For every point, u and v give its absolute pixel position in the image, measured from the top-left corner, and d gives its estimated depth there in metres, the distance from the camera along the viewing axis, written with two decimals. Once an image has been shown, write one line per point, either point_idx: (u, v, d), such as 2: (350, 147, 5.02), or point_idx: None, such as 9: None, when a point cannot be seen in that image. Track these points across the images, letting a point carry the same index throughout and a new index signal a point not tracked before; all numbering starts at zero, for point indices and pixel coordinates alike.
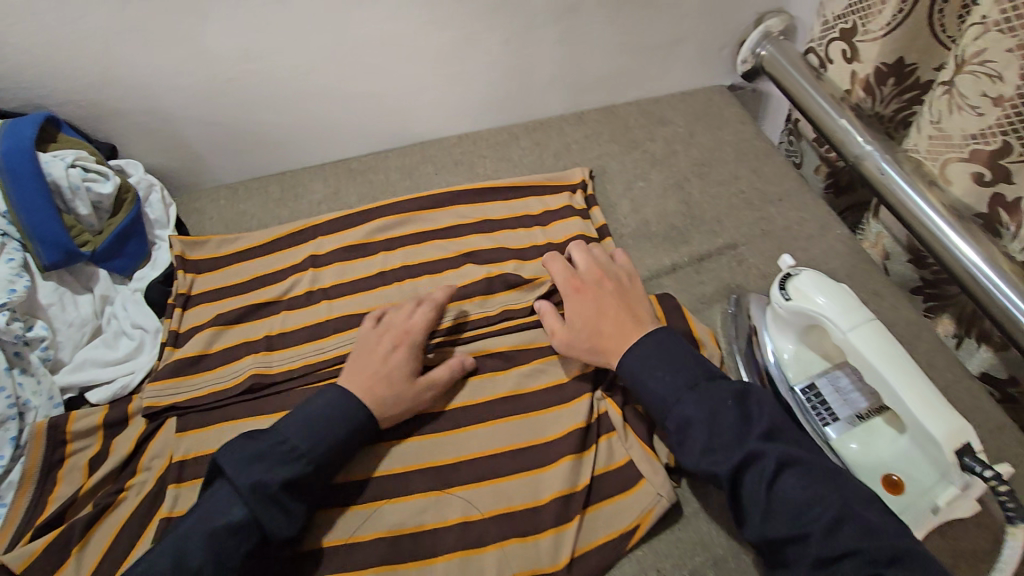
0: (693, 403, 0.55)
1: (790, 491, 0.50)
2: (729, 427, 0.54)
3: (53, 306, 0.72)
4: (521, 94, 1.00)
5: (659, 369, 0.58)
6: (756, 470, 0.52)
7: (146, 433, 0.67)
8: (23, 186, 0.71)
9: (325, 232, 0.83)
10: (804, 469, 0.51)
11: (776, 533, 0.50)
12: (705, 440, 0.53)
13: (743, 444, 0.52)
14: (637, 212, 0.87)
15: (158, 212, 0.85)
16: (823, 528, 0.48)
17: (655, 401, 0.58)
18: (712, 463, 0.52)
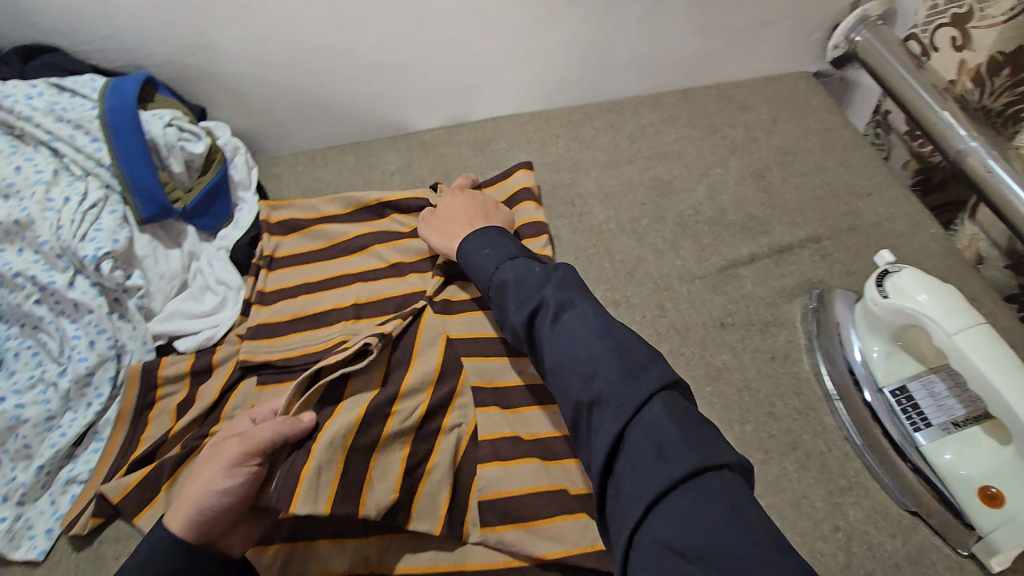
0: (513, 268, 0.62)
1: (580, 332, 0.55)
2: (530, 284, 0.60)
3: (148, 258, 0.76)
4: (596, 74, 0.98)
5: (487, 247, 0.66)
6: (543, 312, 0.58)
7: (229, 382, 0.70)
8: (126, 141, 0.74)
9: (405, 209, 0.85)
10: (582, 309, 0.57)
11: (552, 356, 0.55)
12: (512, 295, 0.60)
13: (536, 293, 0.59)
14: (713, 199, 0.83)
15: (242, 174, 0.88)
16: (596, 360, 0.53)
17: (480, 277, 0.65)
18: (513, 311, 0.59)
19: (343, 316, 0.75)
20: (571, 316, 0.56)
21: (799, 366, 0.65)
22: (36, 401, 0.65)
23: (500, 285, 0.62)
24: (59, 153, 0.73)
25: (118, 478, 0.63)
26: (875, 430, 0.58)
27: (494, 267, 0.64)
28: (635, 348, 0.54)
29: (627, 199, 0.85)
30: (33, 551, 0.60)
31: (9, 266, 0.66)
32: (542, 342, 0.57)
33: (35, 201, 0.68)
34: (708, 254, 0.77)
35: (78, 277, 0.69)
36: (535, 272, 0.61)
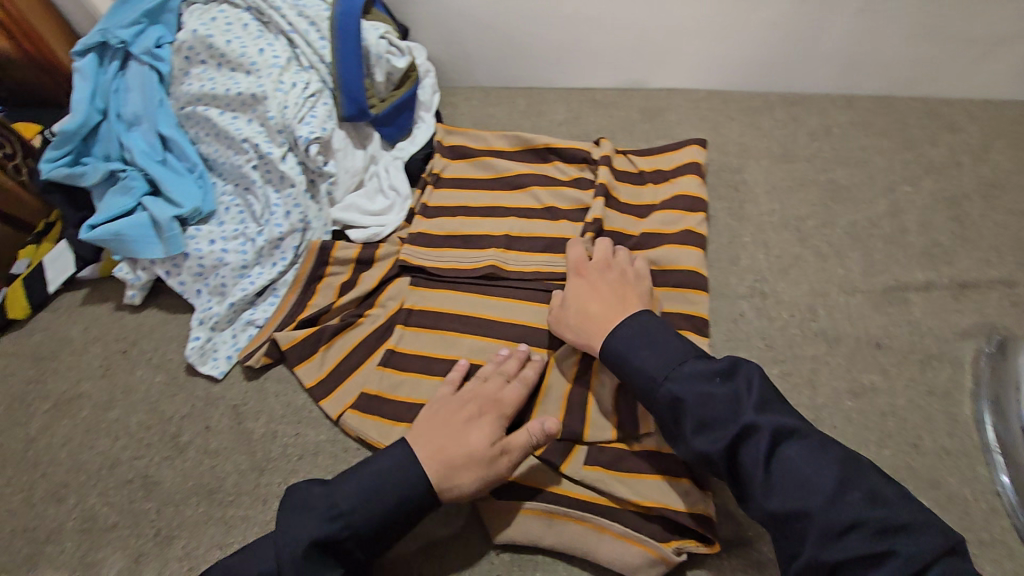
0: (691, 381, 0.52)
1: (813, 474, 0.45)
2: (721, 405, 0.50)
3: (340, 152, 0.84)
4: (791, 63, 0.93)
5: (642, 350, 0.56)
6: (750, 446, 0.48)
7: (387, 276, 0.78)
8: (346, 44, 0.82)
9: (567, 157, 0.88)
10: (803, 444, 0.46)
11: (778, 508, 0.45)
12: (694, 416, 0.51)
13: (734, 418, 0.49)
14: (896, 216, 0.77)
15: (427, 95, 0.95)
16: (830, 503, 0.43)
17: (639, 385, 0.55)
18: (694, 438, 0.50)
19: (495, 242, 0.80)
20: (793, 447, 0.47)
21: (958, 407, 0.60)
22: (237, 250, 0.77)
23: (679, 410, 0.52)
24: (292, 44, 0.83)
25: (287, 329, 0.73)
26: None
27: (661, 373, 0.54)
28: (866, 472, 0.45)
29: (797, 197, 0.82)
30: (216, 369, 0.71)
31: (241, 132, 0.78)
32: (749, 480, 0.47)
33: (270, 80, 0.79)
34: (877, 270, 0.72)
35: (289, 153, 0.78)
36: (717, 385, 0.51)
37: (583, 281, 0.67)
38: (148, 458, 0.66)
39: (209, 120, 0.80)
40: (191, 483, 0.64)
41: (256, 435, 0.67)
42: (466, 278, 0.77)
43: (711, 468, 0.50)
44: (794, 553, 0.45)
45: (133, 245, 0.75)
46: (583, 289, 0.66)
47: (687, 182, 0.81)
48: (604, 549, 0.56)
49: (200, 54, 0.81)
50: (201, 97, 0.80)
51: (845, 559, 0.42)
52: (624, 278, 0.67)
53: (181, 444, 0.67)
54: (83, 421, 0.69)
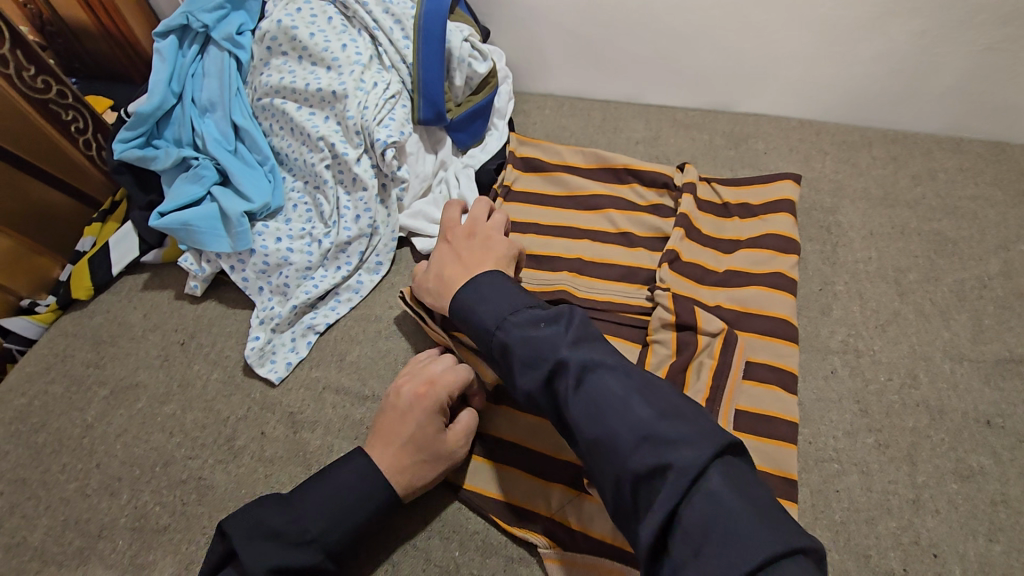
0: (522, 326, 0.50)
1: (614, 399, 0.44)
2: (540, 340, 0.48)
3: (413, 157, 0.81)
4: (897, 98, 0.86)
5: (484, 300, 0.54)
6: (565, 379, 0.46)
7: None
8: (430, 45, 0.79)
9: (648, 180, 0.82)
10: (603, 371, 0.45)
11: (584, 433, 0.44)
12: (521, 360, 0.49)
13: (553, 352, 0.47)
14: (1009, 278, 0.71)
15: (502, 102, 0.91)
16: (628, 419, 0.43)
17: (481, 333, 0.53)
18: (522, 376, 0.48)
19: (567, 266, 0.76)
20: (602, 374, 0.45)
21: None
22: (302, 250, 0.75)
23: (507, 346, 0.50)
24: (376, 41, 0.80)
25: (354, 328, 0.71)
26: None
27: (500, 317, 0.52)
28: (665, 409, 0.43)
29: (896, 246, 0.75)
30: (273, 374, 0.69)
31: (317, 129, 0.76)
32: (567, 412, 0.46)
33: (352, 78, 0.76)
34: (987, 337, 0.66)
35: (364, 156, 0.75)
36: (545, 326, 0.49)
37: (447, 246, 0.66)
38: (202, 459, 0.64)
39: (286, 114, 0.77)
40: (244, 491, 0.62)
41: (312, 448, 0.64)
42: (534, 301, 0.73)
43: (540, 406, 0.49)
44: (602, 476, 0.43)
45: (200, 237, 0.73)
46: (447, 256, 0.64)
47: (776, 220, 0.76)
48: None
49: (282, 45, 0.78)
50: (279, 89, 0.78)
51: (641, 469, 0.40)
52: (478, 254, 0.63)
53: (235, 449, 0.65)
54: (139, 413, 0.68)
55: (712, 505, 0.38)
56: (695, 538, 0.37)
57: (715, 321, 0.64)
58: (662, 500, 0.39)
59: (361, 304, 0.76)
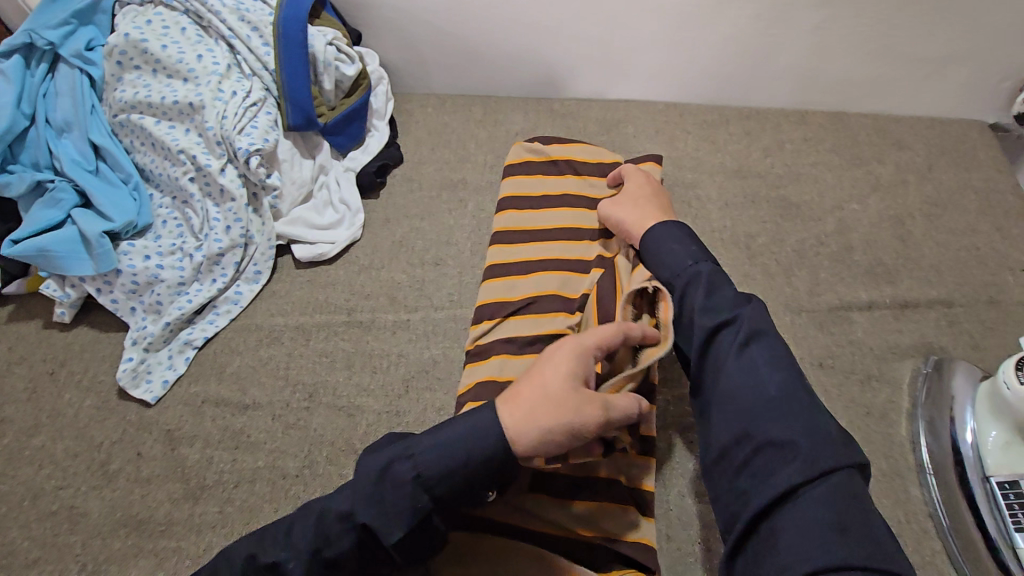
0: (719, 290, 0.55)
1: (768, 374, 0.49)
2: (721, 296, 0.54)
3: (286, 163, 0.81)
4: (746, 78, 0.93)
5: (678, 245, 0.60)
6: (732, 335, 0.52)
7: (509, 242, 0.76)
8: (292, 51, 0.79)
9: (534, 140, 0.86)
10: (770, 343, 0.51)
11: (725, 385, 0.50)
12: (702, 305, 0.54)
13: (732, 309, 0.53)
14: (843, 234, 0.78)
15: (380, 103, 0.92)
16: (770, 398, 0.47)
17: (665, 269, 0.59)
18: (697, 317, 0.53)
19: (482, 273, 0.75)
20: (771, 348, 0.50)
21: (894, 428, 0.61)
22: (174, 266, 0.74)
23: (693, 284, 0.56)
24: (234, 49, 0.79)
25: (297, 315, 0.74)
26: (967, 518, 0.54)
27: (687, 266, 0.58)
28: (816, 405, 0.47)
29: (748, 213, 0.82)
30: (149, 394, 0.68)
31: (177, 142, 0.75)
32: (718, 365, 0.51)
33: (208, 88, 0.75)
34: (822, 289, 0.73)
35: (229, 165, 0.75)
36: (732, 292, 0.55)
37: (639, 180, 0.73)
38: (74, 487, 0.63)
39: (144, 129, 0.76)
40: (119, 513, 0.61)
41: (190, 462, 0.64)
42: (473, 320, 0.70)
43: (688, 348, 0.54)
44: (721, 430, 0.49)
45: (61, 261, 0.71)
46: (637, 208, 0.69)
47: None
48: None
49: (133, 59, 0.76)
50: (135, 104, 0.76)
51: (763, 443, 0.46)
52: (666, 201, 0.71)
53: (110, 472, 0.63)
54: (5, 450, 0.66)
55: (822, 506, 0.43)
56: (793, 522, 0.43)
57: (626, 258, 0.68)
58: (768, 487, 0.44)
59: (241, 315, 0.75)
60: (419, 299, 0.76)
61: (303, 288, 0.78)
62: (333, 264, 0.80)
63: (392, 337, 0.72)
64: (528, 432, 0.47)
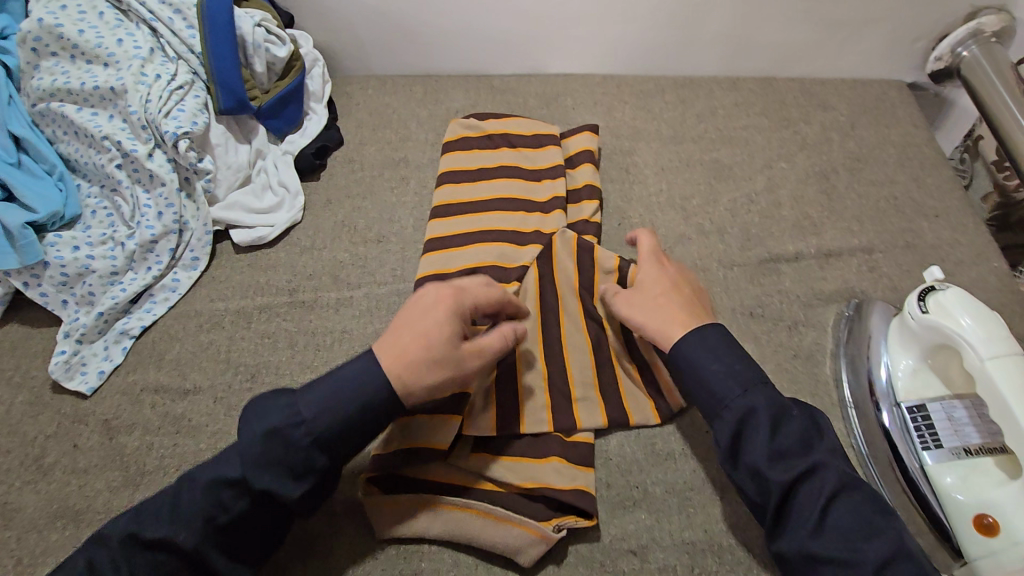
0: (783, 428, 0.50)
1: (864, 527, 0.46)
2: (788, 434, 0.50)
3: (220, 148, 0.80)
4: (678, 47, 0.96)
5: (715, 360, 0.54)
6: (810, 484, 0.48)
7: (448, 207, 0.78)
8: (217, 33, 0.78)
9: (471, 117, 0.87)
10: (861, 496, 0.48)
11: (821, 550, 0.46)
12: (770, 449, 0.49)
13: (806, 453, 0.49)
14: (772, 191, 0.81)
15: (317, 85, 0.91)
16: (877, 559, 0.44)
17: (712, 397, 0.53)
18: (766, 464, 0.49)
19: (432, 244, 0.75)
20: (855, 495, 0.48)
21: (819, 368, 0.64)
22: (105, 256, 0.72)
23: (750, 421, 0.50)
24: (157, 33, 0.78)
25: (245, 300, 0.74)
26: (882, 442, 0.57)
27: (738, 388, 0.52)
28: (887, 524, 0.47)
29: (683, 176, 0.84)
30: (84, 385, 0.67)
31: (101, 129, 0.73)
32: (803, 517, 0.47)
33: (130, 73, 0.73)
34: (753, 244, 0.75)
35: (157, 150, 0.74)
36: (794, 422, 0.51)
37: (660, 273, 0.61)
38: (7, 483, 0.61)
39: (65, 117, 0.73)
40: (56, 505, 0.60)
41: (130, 450, 0.63)
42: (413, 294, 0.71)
43: (762, 496, 0.49)
44: None
45: None
46: (673, 300, 0.59)
47: (577, 169, 0.81)
48: (484, 536, 0.54)
49: (49, 46, 0.74)
50: (54, 92, 0.73)
51: None
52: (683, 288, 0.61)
53: (45, 466, 0.62)
54: None
55: None
56: None
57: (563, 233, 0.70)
58: None
59: (179, 303, 0.74)
60: (363, 276, 0.76)
61: (244, 272, 0.77)
62: (273, 247, 0.79)
63: (335, 314, 0.72)
64: (400, 362, 0.52)
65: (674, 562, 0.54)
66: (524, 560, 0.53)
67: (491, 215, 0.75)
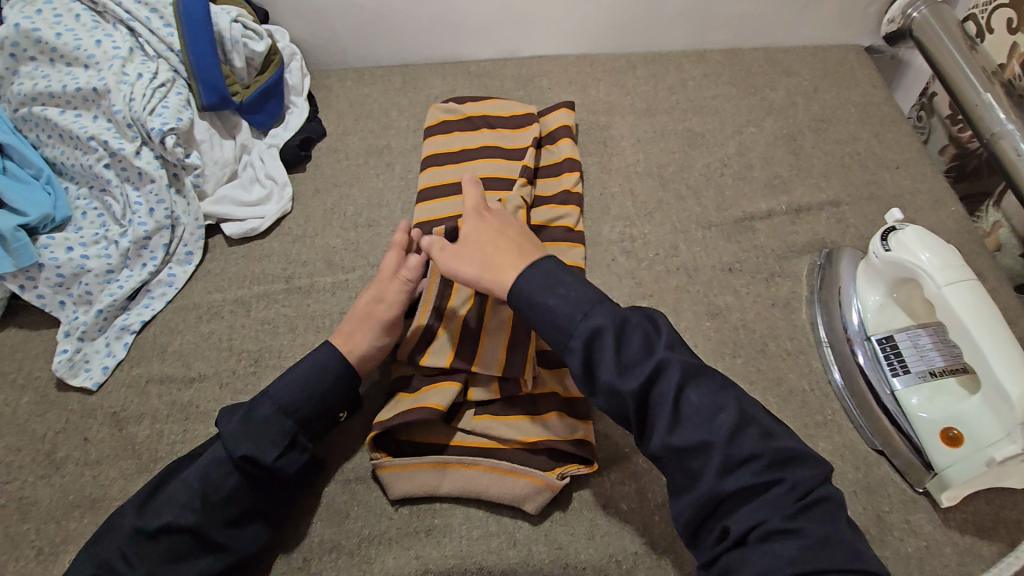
0: (633, 342, 0.50)
1: (698, 403, 0.48)
2: (638, 343, 0.49)
3: (205, 143, 0.81)
4: (646, 23, 0.99)
5: (559, 285, 0.53)
6: (663, 382, 0.48)
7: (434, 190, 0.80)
8: (195, 30, 0.79)
9: (449, 101, 0.90)
10: (704, 379, 0.49)
11: (679, 442, 0.47)
12: (617, 357, 0.49)
13: (650, 355, 0.49)
14: (743, 154, 0.85)
15: (296, 79, 0.93)
16: (726, 440, 0.46)
17: (562, 324, 0.51)
18: (619, 376, 0.48)
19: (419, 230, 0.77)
20: (702, 383, 0.48)
21: (796, 314, 0.68)
22: (99, 255, 0.73)
23: (597, 339, 0.50)
24: (134, 32, 0.79)
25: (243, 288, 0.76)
26: (856, 375, 0.62)
27: (583, 308, 0.51)
28: (752, 415, 0.48)
29: (658, 146, 0.87)
30: (89, 380, 0.68)
31: (86, 130, 0.74)
32: (660, 420, 0.48)
33: (112, 73, 0.74)
34: (727, 205, 0.79)
35: (144, 148, 0.75)
36: (638, 331, 0.50)
37: (489, 234, 0.59)
38: (21, 479, 0.62)
39: (49, 120, 0.74)
40: (72, 496, 0.61)
41: (140, 438, 0.64)
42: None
43: (622, 406, 0.49)
44: (694, 485, 0.46)
45: None
46: (489, 246, 0.58)
47: (556, 144, 0.84)
48: (493, 488, 0.57)
49: (27, 51, 0.74)
50: (35, 96, 0.74)
51: (738, 478, 0.45)
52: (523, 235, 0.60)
53: (58, 460, 0.63)
54: None
55: (825, 518, 0.44)
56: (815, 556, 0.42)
57: (514, 197, 0.74)
58: (754, 515, 0.45)
59: (177, 297, 0.75)
60: (356, 259, 0.78)
61: (238, 263, 0.78)
62: (265, 238, 0.81)
63: (332, 297, 0.75)
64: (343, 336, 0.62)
65: (671, 498, 0.58)
66: (529, 509, 0.56)
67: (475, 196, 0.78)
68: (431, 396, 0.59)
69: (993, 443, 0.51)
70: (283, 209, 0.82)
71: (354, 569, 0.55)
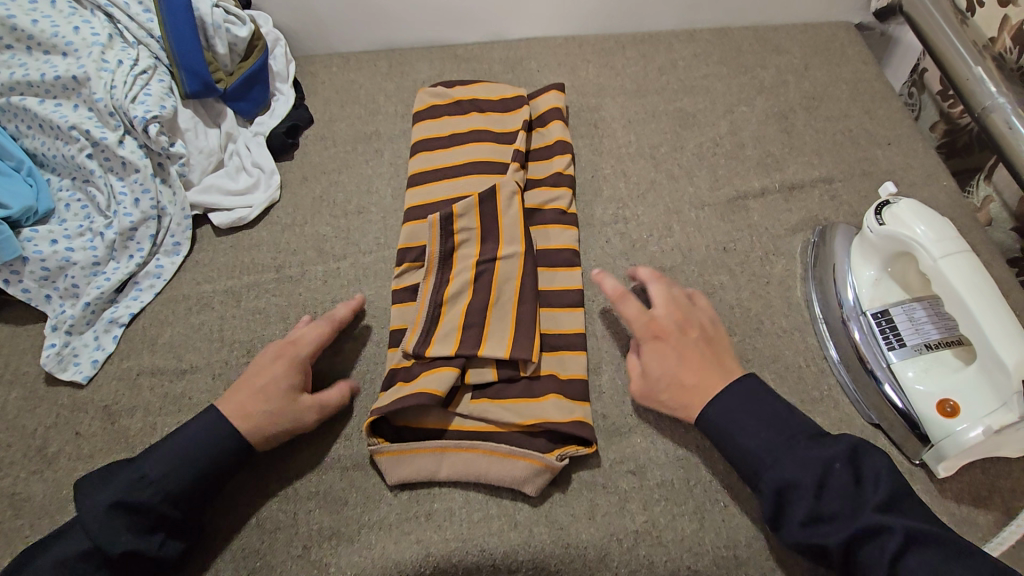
0: (834, 491, 0.49)
1: (928, 574, 0.44)
2: (842, 494, 0.49)
3: (189, 132, 0.79)
4: (634, 2, 0.97)
5: (760, 428, 0.53)
6: (878, 543, 0.47)
7: (425, 175, 0.79)
8: (175, 16, 0.77)
9: (438, 85, 0.88)
10: (928, 541, 0.46)
11: None
12: (809, 509, 0.49)
13: (858, 515, 0.48)
14: (735, 134, 0.84)
15: (280, 66, 0.91)
16: None
17: (747, 464, 0.52)
18: (823, 534, 0.48)
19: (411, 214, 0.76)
20: (929, 551, 0.45)
21: (791, 291, 0.68)
22: (85, 247, 0.72)
23: (796, 492, 0.50)
24: (113, 19, 0.77)
25: (232, 279, 0.75)
26: (852, 350, 0.62)
27: (775, 457, 0.51)
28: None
29: (650, 127, 0.86)
30: (78, 374, 0.67)
31: (66, 119, 0.72)
32: None
33: (91, 60, 0.73)
34: (720, 184, 0.79)
35: (127, 137, 0.74)
36: (843, 481, 0.49)
37: (664, 346, 0.59)
38: (12, 475, 0.61)
39: (27, 110, 0.72)
40: (65, 491, 0.60)
41: (133, 431, 0.64)
42: (396, 264, 0.72)
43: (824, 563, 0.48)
44: None
45: None
46: (672, 359, 0.58)
47: (546, 126, 0.83)
48: (492, 471, 0.57)
49: (3, 39, 0.72)
50: (12, 85, 0.72)
51: None
52: (706, 333, 0.60)
53: (49, 456, 0.62)
54: None
55: None
56: None
57: (509, 181, 0.71)
58: None
59: (166, 289, 0.74)
60: (347, 247, 0.77)
61: (228, 254, 0.77)
62: (254, 227, 0.79)
63: (324, 285, 0.74)
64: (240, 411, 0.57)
65: (669, 477, 0.58)
66: (530, 492, 0.56)
67: (467, 180, 0.77)
68: (429, 381, 0.58)
69: (988, 413, 0.52)
70: (272, 198, 0.81)
71: (356, 555, 0.55)
